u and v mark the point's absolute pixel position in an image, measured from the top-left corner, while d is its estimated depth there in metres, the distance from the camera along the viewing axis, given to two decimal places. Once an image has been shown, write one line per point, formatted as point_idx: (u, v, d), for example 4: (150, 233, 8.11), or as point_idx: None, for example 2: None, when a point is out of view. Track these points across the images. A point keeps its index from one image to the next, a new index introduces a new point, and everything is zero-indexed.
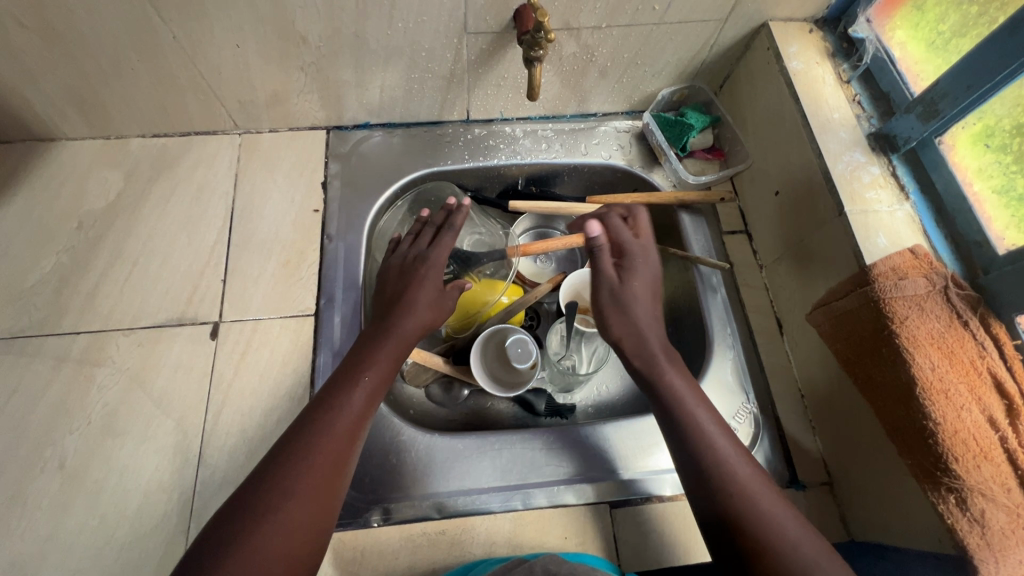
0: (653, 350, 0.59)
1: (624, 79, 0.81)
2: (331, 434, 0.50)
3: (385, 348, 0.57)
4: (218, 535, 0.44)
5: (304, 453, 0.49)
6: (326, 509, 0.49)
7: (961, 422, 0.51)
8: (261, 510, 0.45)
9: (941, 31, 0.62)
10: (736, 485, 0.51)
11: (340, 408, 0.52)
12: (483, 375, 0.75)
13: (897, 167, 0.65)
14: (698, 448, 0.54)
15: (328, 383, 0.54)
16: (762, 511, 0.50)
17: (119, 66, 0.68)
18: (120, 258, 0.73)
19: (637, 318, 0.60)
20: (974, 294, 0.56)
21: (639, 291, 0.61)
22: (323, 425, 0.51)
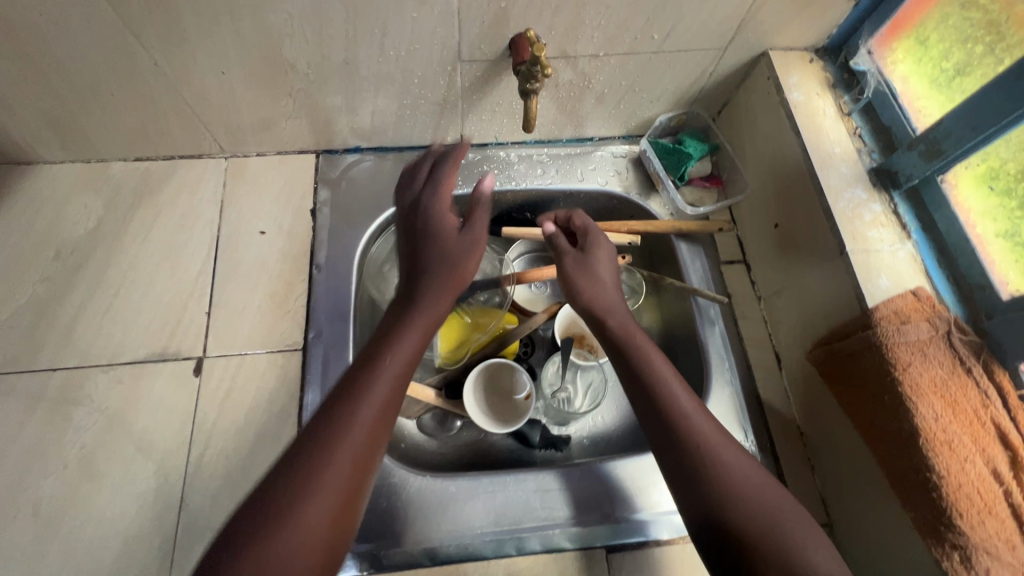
0: (619, 309, 0.62)
1: (622, 105, 0.79)
2: (357, 423, 0.47)
3: (402, 344, 0.53)
4: (240, 541, 0.42)
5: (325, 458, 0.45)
6: (349, 514, 0.46)
7: (965, 476, 0.50)
8: (278, 522, 0.42)
9: (945, 67, 0.62)
10: (710, 458, 0.50)
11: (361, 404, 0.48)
12: (477, 407, 0.74)
13: (898, 204, 0.64)
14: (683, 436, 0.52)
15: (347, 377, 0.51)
16: (738, 503, 0.48)
17: (98, 91, 0.65)
18: (99, 290, 0.70)
19: (616, 318, 0.61)
20: (977, 340, 0.55)
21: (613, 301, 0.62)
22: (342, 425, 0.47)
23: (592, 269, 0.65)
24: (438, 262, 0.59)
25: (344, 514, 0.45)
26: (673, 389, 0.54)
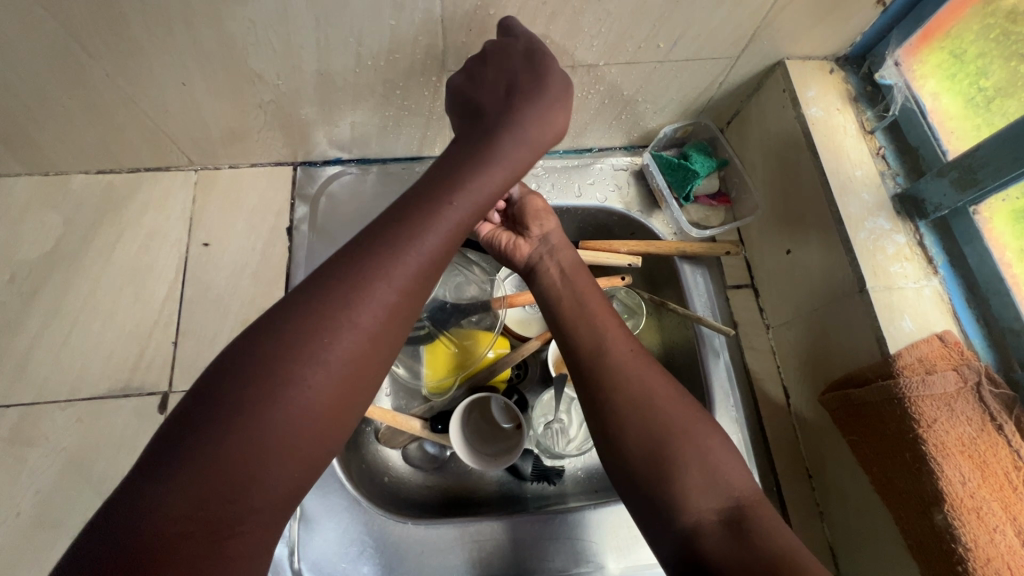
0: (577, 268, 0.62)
1: (624, 115, 0.73)
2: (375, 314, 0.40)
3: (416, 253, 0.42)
4: (204, 409, 0.36)
5: (319, 349, 0.38)
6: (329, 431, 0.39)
7: (995, 548, 0.45)
8: (241, 409, 0.35)
9: (983, 87, 0.57)
10: (640, 399, 0.49)
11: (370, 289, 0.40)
12: (463, 446, 0.68)
13: (924, 235, 0.58)
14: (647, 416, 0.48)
15: (369, 253, 0.42)
16: (687, 487, 0.45)
17: (46, 103, 0.59)
18: (57, 318, 0.65)
19: (591, 303, 0.57)
20: (1009, 393, 0.50)
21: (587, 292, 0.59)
22: (346, 310, 0.39)
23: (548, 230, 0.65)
24: (477, 178, 0.47)
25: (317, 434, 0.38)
26: (610, 335, 0.54)
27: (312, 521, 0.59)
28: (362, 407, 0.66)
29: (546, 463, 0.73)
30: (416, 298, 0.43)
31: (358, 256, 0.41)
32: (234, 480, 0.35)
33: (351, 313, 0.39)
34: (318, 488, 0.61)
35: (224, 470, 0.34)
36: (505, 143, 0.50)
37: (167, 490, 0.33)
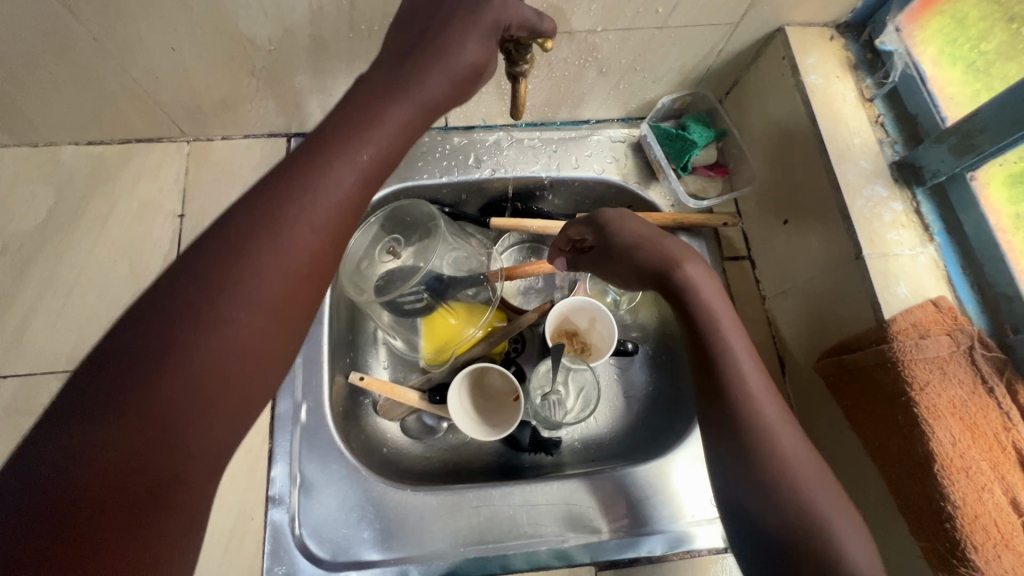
0: (672, 269, 0.57)
1: (622, 85, 0.72)
2: (303, 241, 0.35)
3: (343, 174, 0.37)
4: (107, 371, 0.29)
5: (222, 299, 0.32)
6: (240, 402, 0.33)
7: (982, 506, 0.46)
8: (160, 358, 0.30)
9: (983, 50, 0.57)
10: (764, 434, 0.47)
11: (277, 230, 0.34)
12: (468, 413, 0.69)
13: (921, 203, 0.58)
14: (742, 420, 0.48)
15: (287, 178, 0.36)
16: (777, 512, 0.45)
17: (33, 70, 0.58)
18: (52, 290, 0.65)
19: (702, 303, 0.55)
20: (1001, 356, 0.50)
21: (702, 289, 0.56)
22: (252, 259, 0.33)
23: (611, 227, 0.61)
24: (405, 87, 0.40)
25: (249, 378, 0.33)
26: (743, 364, 0.51)
27: (312, 488, 0.60)
28: (360, 376, 0.67)
29: (544, 434, 0.74)
30: (359, 213, 0.38)
31: (275, 187, 0.36)
32: (160, 446, 0.29)
33: (251, 259, 0.33)
34: (317, 456, 0.61)
35: (142, 426, 0.29)
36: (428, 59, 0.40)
37: (81, 454, 0.27)
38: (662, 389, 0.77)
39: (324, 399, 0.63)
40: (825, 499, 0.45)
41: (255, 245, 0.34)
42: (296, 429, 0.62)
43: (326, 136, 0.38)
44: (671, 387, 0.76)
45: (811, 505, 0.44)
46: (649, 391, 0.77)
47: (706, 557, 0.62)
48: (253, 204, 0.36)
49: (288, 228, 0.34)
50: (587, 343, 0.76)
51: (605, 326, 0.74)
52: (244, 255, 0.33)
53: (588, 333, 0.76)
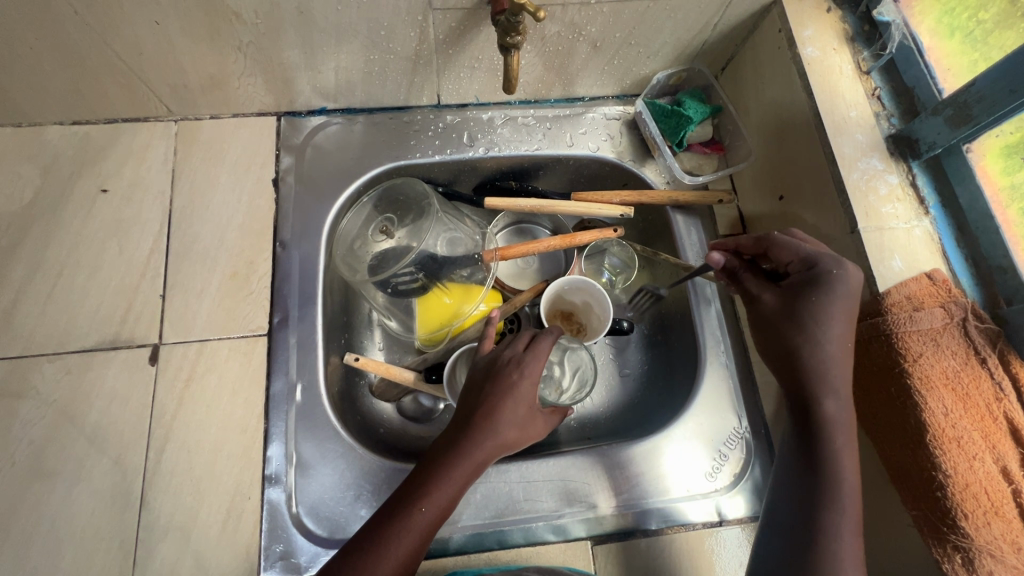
0: (828, 359, 0.50)
1: (616, 61, 0.71)
2: (442, 490, 0.48)
3: (467, 457, 0.49)
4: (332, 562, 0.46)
5: (406, 519, 0.46)
6: (425, 545, 0.47)
7: (973, 475, 0.47)
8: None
9: (982, 19, 0.56)
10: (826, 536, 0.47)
11: (462, 460, 0.49)
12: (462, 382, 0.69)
13: (916, 176, 0.58)
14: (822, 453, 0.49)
15: (444, 439, 0.51)
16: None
17: (13, 45, 0.56)
18: (40, 271, 0.64)
19: (822, 327, 0.50)
20: (994, 328, 0.50)
21: (838, 301, 0.50)
22: (439, 487, 0.48)
23: (820, 304, 0.50)
24: (519, 385, 0.53)
25: None
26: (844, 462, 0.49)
27: (309, 466, 0.60)
28: (355, 357, 0.66)
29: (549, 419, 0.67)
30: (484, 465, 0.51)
31: (421, 475, 0.49)
32: None
33: (447, 474, 0.48)
34: (314, 435, 0.61)
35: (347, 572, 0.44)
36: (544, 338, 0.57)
37: None
38: (657, 368, 0.77)
39: (318, 379, 0.63)
40: (849, 532, 0.47)
41: (453, 458, 0.49)
42: (290, 410, 0.62)
43: (500, 380, 0.53)
44: (666, 364, 0.76)
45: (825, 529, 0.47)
46: (645, 369, 0.77)
47: (701, 530, 0.62)
48: (410, 477, 0.50)
49: (471, 457, 0.49)
50: (583, 323, 0.77)
51: (599, 305, 0.74)
52: (438, 480, 0.48)
53: (584, 313, 0.77)
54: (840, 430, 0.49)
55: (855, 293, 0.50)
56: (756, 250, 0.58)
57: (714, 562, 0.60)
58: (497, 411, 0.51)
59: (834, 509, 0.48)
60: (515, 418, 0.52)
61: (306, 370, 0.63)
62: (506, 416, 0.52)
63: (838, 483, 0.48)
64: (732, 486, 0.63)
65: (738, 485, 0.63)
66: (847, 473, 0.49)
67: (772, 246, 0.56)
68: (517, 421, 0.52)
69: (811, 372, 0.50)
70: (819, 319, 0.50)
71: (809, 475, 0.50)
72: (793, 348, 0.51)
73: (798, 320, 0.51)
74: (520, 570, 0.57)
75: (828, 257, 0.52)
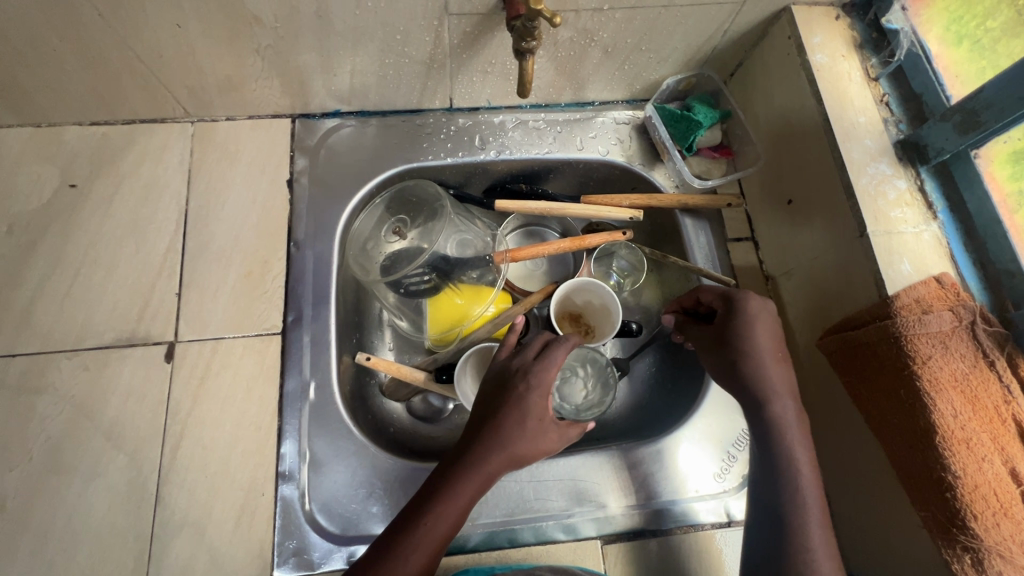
0: (767, 370, 0.53)
1: (627, 66, 0.72)
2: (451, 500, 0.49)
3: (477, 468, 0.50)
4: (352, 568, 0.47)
5: (417, 529, 0.47)
6: (436, 560, 0.48)
7: (982, 476, 0.47)
8: None
9: (989, 28, 0.57)
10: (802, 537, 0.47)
11: (470, 477, 0.50)
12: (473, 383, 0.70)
13: (924, 181, 0.59)
14: (771, 447, 0.52)
15: (458, 447, 0.52)
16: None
17: (37, 46, 0.57)
18: (58, 269, 0.65)
19: (750, 340, 0.55)
20: (1002, 331, 0.51)
21: (758, 323, 0.56)
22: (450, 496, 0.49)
23: (745, 323, 0.56)
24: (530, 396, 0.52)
25: None
26: (798, 459, 0.51)
27: (321, 464, 0.61)
28: (367, 356, 0.66)
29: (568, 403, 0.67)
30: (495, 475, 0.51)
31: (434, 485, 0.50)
32: None
33: (458, 485, 0.49)
34: (327, 433, 0.62)
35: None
36: (556, 348, 0.55)
37: None
38: (665, 370, 0.77)
39: (331, 378, 0.64)
40: (816, 529, 0.48)
41: (464, 470, 0.50)
42: (303, 408, 0.63)
43: (512, 393, 0.53)
44: (674, 367, 0.76)
45: (803, 528, 0.48)
46: (653, 372, 0.78)
47: (709, 531, 0.62)
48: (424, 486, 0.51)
49: (483, 469, 0.50)
50: (592, 325, 0.77)
51: (609, 307, 0.74)
52: (444, 497, 0.49)
53: (593, 316, 0.77)
54: (790, 432, 0.52)
55: (769, 315, 0.56)
56: (692, 303, 0.63)
57: (722, 563, 0.61)
58: (512, 429, 0.51)
59: (798, 499, 0.49)
60: (527, 436, 0.52)
61: (319, 368, 0.64)
62: (523, 435, 0.51)
63: (793, 477, 0.50)
64: (740, 487, 0.64)
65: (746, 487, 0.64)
66: (805, 472, 0.50)
67: (699, 292, 0.61)
68: (532, 440, 0.52)
69: (751, 379, 0.53)
70: (744, 335, 0.55)
71: (771, 472, 0.52)
72: (733, 363, 0.55)
73: (725, 340, 0.56)
74: (534, 569, 0.57)
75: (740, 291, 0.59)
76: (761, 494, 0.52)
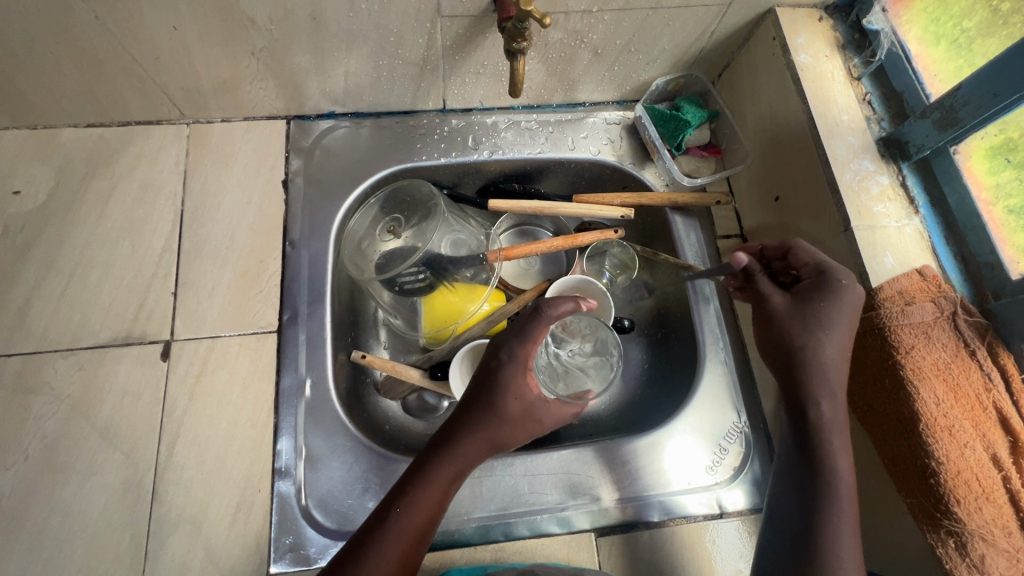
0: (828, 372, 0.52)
1: (616, 67, 0.74)
2: (437, 480, 0.51)
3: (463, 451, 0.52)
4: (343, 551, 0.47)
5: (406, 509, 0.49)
6: (421, 547, 0.49)
7: (964, 462, 0.48)
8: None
9: (965, 28, 0.58)
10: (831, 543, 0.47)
11: (445, 463, 0.52)
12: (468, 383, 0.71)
13: (906, 177, 0.60)
14: (813, 452, 0.51)
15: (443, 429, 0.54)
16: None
17: (34, 49, 0.58)
18: (54, 269, 0.65)
19: (823, 326, 0.52)
20: (983, 321, 0.53)
21: (846, 309, 0.52)
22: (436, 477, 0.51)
23: (825, 307, 0.52)
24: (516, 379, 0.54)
25: None
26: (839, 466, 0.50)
27: (317, 461, 0.61)
28: (362, 355, 0.67)
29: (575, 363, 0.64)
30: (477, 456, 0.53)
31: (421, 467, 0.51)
32: None
33: (442, 466, 0.51)
34: (323, 430, 0.63)
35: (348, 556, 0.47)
36: (534, 323, 0.55)
37: None
38: (657, 365, 0.78)
39: (327, 375, 0.64)
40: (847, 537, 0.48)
41: (448, 452, 0.52)
42: (299, 405, 0.63)
43: (495, 377, 0.54)
44: (665, 362, 0.77)
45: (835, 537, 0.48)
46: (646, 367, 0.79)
47: (701, 522, 0.63)
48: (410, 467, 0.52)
49: (465, 451, 0.52)
50: None
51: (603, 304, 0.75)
52: (423, 484, 0.50)
53: None
54: (835, 435, 0.51)
55: (858, 307, 0.52)
56: (778, 255, 0.61)
57: (713, 553, 0.61)
58: (487, 412, 0.53)
59: (833, 507, 0.49)
60: (507, 415, 0.53)
61: (315, 366, 0.64)
62: (499, 417, 0.53)
63: (832, 485, 0.50)
64: (732, 479, 0.65)
65: (737, 479, 0.65)
66: (843, 477, 0.50)
67: (794, 250, 0.58)
68: (514, 419, 0.53)
69: (809, 370, 0.52)
70: (826, 319, 0.52)
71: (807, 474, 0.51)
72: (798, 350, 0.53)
73: (807, 320, 0.53)
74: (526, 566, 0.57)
75: (839, 266, 0.54)
76: (790, 499, 0.52)
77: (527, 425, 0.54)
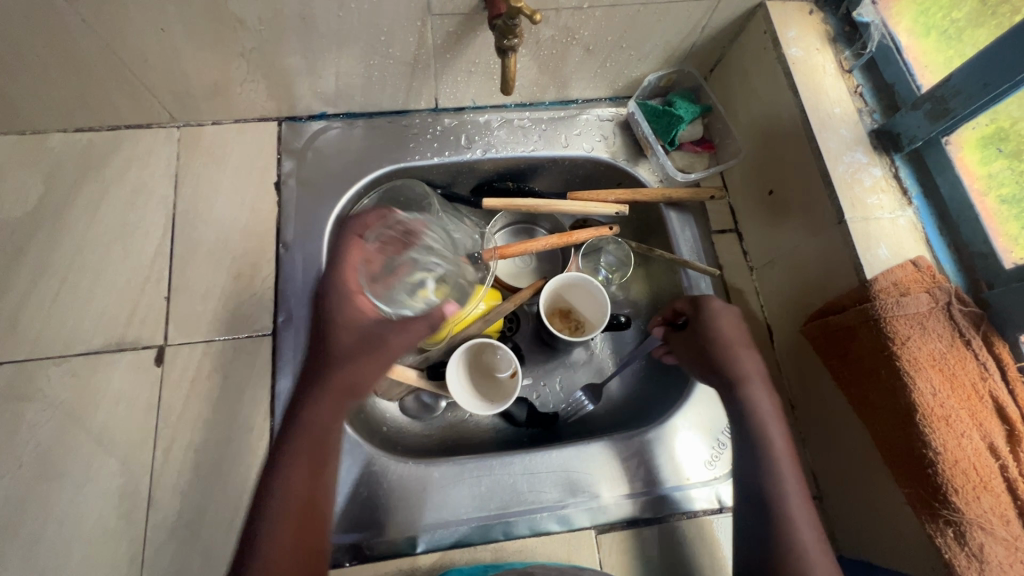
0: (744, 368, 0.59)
1: (608, 63, 0.74)
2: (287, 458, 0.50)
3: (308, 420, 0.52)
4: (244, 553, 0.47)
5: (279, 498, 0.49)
6: (317, 531, 0.50)
7: (961, 451, 0.48)
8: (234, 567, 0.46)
9: (954, 19, 0.59)
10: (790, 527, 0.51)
11: (300, 436, 0.51)
12: (465, 384, 0.71)
13: (899, 168, 0.60)
14: (758, 451, 0.56)
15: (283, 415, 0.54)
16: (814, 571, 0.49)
17: (21, 53, 0.58)
18: (45, 275, 0.65)
19: (723, 336, 0.61)
20: (977, 311, 0.53)
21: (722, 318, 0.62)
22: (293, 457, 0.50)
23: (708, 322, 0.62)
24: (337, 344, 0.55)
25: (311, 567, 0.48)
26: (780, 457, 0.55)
27: None
28: None
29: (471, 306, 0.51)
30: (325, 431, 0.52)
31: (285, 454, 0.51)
32: None
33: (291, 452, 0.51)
34: None
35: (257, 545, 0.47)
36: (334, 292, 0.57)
37: None
38: (653, 360, 0.78)
39: None
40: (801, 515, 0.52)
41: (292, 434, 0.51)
42: (296, 408, 0.63)
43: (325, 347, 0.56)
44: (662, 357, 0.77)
45: (789, 521, 0.51)
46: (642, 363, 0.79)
47: (701, 517, 0.63)
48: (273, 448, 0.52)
49: (302, 426, 0.52)
50: (582, 318, 0.78)
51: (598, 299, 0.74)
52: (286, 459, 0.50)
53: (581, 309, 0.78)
54: (771, 430, 0.57)
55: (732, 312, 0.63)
56: (671, 313, 0.67)
57: (713, 548, 0.62)
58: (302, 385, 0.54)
59: (778, 490, 0.53)
60: (350, 361, 0.55)
61: (311, 368, 0.64)
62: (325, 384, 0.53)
63: (777, 469, 0.54)
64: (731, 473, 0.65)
65: None
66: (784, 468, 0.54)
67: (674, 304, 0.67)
68: (342, 386, 0.54)
69: (725, 369, 0.60)
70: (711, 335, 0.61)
71: (752, 461, 0.56)
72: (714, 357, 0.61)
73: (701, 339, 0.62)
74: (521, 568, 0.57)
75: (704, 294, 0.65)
76: (739, 487, 0.56)
77: (356, 396, 0.55)
